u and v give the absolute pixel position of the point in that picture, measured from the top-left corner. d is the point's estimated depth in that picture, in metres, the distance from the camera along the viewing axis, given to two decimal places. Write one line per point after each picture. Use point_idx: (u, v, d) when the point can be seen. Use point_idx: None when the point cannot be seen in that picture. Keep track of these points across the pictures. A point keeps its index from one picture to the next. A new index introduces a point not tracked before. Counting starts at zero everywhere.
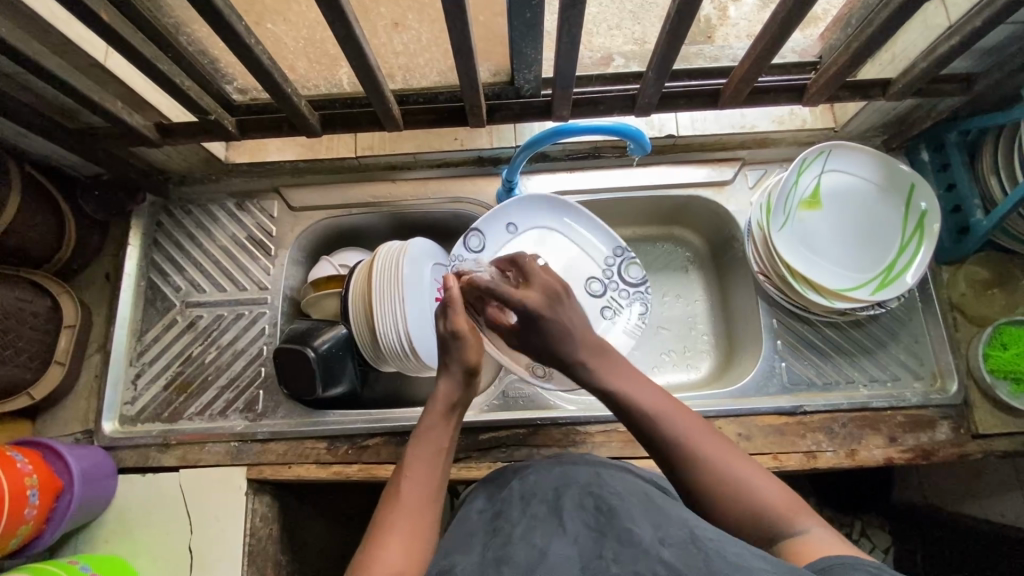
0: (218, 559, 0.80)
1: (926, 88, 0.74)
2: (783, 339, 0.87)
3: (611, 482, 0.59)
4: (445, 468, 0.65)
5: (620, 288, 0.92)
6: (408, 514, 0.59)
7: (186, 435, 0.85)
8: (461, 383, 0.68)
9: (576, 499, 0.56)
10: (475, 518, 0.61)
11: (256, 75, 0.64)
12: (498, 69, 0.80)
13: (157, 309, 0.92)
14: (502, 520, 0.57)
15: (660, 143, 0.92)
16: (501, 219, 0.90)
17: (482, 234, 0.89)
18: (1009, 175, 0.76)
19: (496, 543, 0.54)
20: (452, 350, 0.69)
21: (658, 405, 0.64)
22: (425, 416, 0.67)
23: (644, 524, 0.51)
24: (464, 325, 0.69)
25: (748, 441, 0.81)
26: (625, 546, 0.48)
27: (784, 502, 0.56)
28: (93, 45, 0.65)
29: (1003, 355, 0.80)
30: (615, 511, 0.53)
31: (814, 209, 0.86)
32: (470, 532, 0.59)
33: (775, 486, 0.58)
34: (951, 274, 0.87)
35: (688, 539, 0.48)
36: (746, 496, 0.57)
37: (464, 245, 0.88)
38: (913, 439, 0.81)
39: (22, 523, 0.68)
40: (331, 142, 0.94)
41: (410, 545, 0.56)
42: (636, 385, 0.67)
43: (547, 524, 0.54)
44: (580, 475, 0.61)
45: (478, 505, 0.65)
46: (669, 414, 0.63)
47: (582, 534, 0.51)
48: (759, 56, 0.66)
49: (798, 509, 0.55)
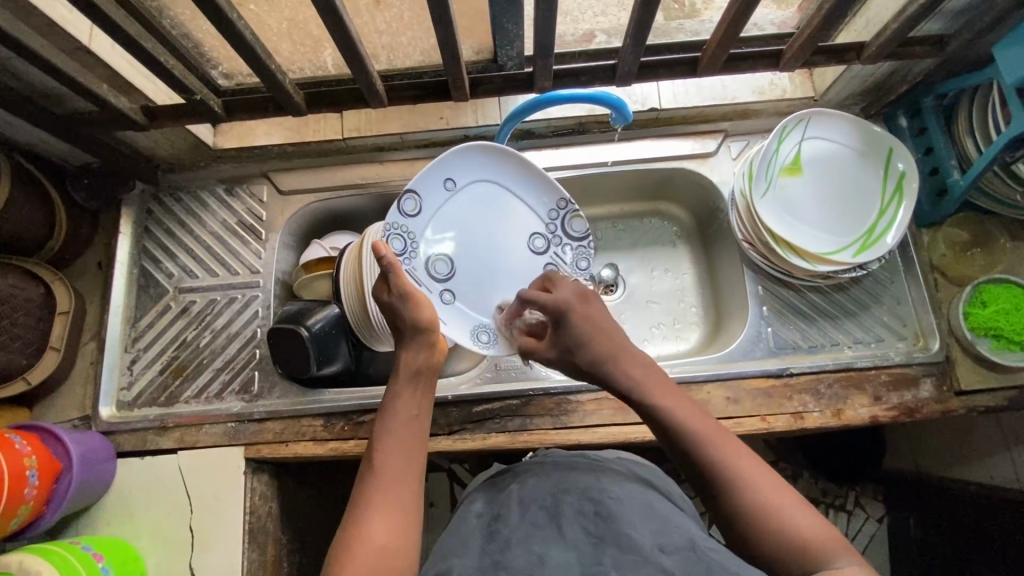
0: (219, 537, 0.81)
1: (898, 51, 0.75)
2: (769, 305, 0.88)
3: (611, 488, 0.60)
4: (421, 434, 0.65)
5: (564, 243, 0.87)
6: (388, 483, 0.59)
7: (183, 417, 0.86)
8: (422, 344, 0.70)
9: (576, 505, 0.57)
10: (473, 520, 0.61)
11: (240, 52, 0.65)
12: (481, 47, 0.81)
13: (150, 296, 0.92)
14: (500, 522, 0.57)
15: (643, 117, 0.93)
16: (438, 175, 0.81)
17: (417, 195, 0.80)
18: (983, 135, 0.78)
19: (494, 547, 0.54)
20: (402, 312, 0.70)
21: (701, 428, 0.60)
22: (396, 382, 0.68)
23: (643, 530, 0.52)
24: (409, 285, 0.70)
25: (736, 404, 0.82)
26: (627, 555, 0.49)
27: (822, 537, 0.51)
28: (77, 28, 0.65)
29: (983, 313, 0.81)
30: (615, 518, 0.53)
31: (795, 175, 0.87)
32: (469, 533, 0.59)
33: (814, 520, 0.53)
34: (931, 236, 0.89)
35: (689, 548, 0.49)
36: (781, 526, 0.52)
37: (397, 210, 0.79)
38: (897, 397, 0.83)
39: (22, 503, 0.69)
40: (318, 125, 0.94)
41: (394, 515, 0.57)
42: (680, 410, 0.62)
43: (545, 532, 0.54)
44: (581, 480, 0.62)
45: (476, 508, 0.64)
46: (710, 442, 0.58)
47: (581, 541, 0.52)
48: (733, 22, 0.68)
49: (839, 545, 0.50)
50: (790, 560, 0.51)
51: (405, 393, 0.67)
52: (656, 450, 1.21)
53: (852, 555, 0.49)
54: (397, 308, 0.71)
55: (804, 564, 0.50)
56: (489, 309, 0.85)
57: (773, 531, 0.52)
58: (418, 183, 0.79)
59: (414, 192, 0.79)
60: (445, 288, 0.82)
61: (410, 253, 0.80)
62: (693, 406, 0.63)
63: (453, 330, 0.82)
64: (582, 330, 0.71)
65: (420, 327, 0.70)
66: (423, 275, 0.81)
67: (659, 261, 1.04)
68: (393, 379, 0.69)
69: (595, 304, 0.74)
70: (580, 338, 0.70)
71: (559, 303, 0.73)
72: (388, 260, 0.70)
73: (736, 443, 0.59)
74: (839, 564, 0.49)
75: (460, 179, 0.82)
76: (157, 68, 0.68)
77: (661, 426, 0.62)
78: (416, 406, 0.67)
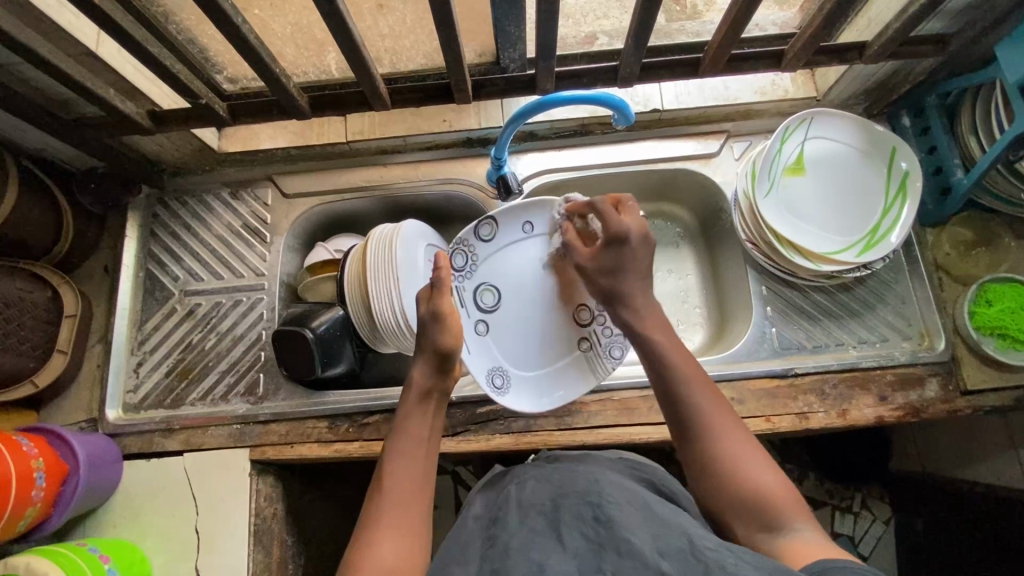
0: (226, 539, 0.81)
1: (900, 50, 0.75)
2: (773, 306, 0.88)
3: (610, 489, 0.58)
4: (429, 458, 0.66)
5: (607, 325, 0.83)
6: (397, 507, 0.60)
7: (188, 420, 0.87)
8: (434, 366, 0.69)
9: (574, 511, 0.56)
10: (472, 527, 0.63)
11: (245, 56, 0.66)
12: (483, 50, 0.82)
13: (156, 299, 0.93)
14: (498, 528, 0.59)
15: (646, 118, 0.93)
16: (518, 217, 0.81)
17: (495, 224, 0.81)
18: (986, 134, 0.78)
19: (494, 554, 0.55)
20: (430, 332, 0.70)
21: (688, 371, 0.64)
22: (404, 405, 0.68)
23: (642, 535, 0.51)
24: (444, 305, 0.70)
25: (741, 405, 0.82)
26: (626, 562, 0.49)
27: (783, 494, 0.56)
28: (84, 33, 0.66)
29: (988, 312, 0.81)
30: (614, 523, 0.53)
31: (798, 175, 0.87)
32: (469, 541, 0.61)
33: (775, 477, 0.57)
34: (935, 236, 0.89)
35: (688, 550, 0.48)
36: (746, 482, 0.57)
37: (474, 232, 0.80)
38: (902, 397, 0.82)
39: (29, 505, 0.69)
40: (323, 128, 0.95)
41: (406, 537, 0.59)
42: (671, 351, 0.66)
43: (546, 537, 0.54)
44: (578, 483, 0.60)
45: (473, 511, 0.67)
46: (693, 384, 0.63)
47: (581, 549, 0.52)
48: (733, 23, 0.68)
49: (797, 508, 0.55)
50: (755, 514, 0.56)
51: (415, 416, 0.67)
52: (663, 452, 1.21)
53: (807, 517, 0.55)
54: (429, 329, 0.70)
55: (767, 519, 0.55)
56: (513, 357, 0.82)
57: (739, 485, 0.57)
58: (502, 216, 0.80)
59: (494, 220, 0.80)
60: (481, 318, 0.80)
61: (468, 271, 0.80)
62: (687, 349, 0.67)
63: (474, 363, 0.77)
64: (631, 257, 0.72)
65: (441, 351, 0.69)
66: (467, 298, 0.80)
67: (663, 262, 1.04)
68: (403, 399, 0.69)
69: (650, 245, 0.73)
70: (621, 265, 0.72)
71: (624, 230, 0.71)
72: (442, 272, 0.72)
73: (714, 392, 0.63)
74: (796, 524, 0.55)
75: (539, 225, 0.82)
76: (162, 71, 0.69)
77: (655, 361, 0.66)
78: (426, 429, 0.67)
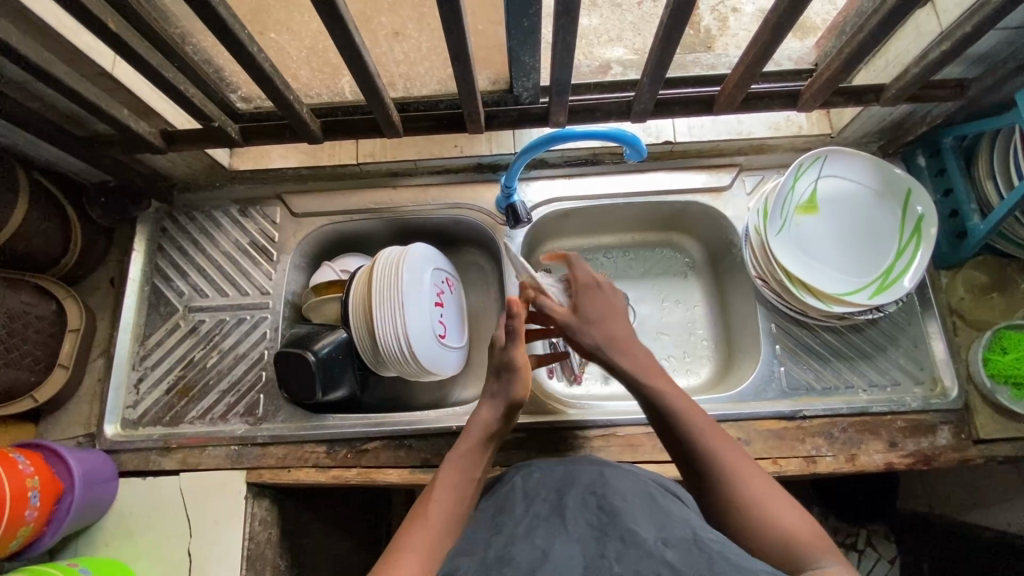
0: (217, 563, 0.80)
1: (918, 93, 0.74)
2: (782, 344, 0.87)
3: (615, 484, 0.60)
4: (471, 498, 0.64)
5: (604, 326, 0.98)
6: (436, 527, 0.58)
7: (187, 438, 0.86)
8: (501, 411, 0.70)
9: (578, 499, 0.57)
10: (478, 518, 0.61)
11: (259, 82, 0.66)
12: (497, 77, 0.82)
13: (160, 314, 0.93)
14: (504, 516, 0.58)
15: (658, 150, 0.93)
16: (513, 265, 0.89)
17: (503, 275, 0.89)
18: (1004, 179, 0.77)
19: (499, 540, 0.53)
20: (503, 378, 0.72)
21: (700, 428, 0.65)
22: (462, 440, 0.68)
23: (646, 525, 0.52)
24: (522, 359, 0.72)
25: (747, 446, 0.81)
26: (630, 548, 0.48)
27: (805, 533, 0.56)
28: (101, 55, 0.67)
29: (1003, 360, 0.79)
30: (618, 514, 0.53)
31: (811, 214, 0.86)
32: (475, 528, 0.59)
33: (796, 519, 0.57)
34: (950, 279, 0.87)
35: (691, 541, 0.49)
36: (774, 526, 0.56)
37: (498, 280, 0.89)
38: (913, 444, 0.81)
39: (22, 525, 0.68)
40: (334, 149, 0.95)
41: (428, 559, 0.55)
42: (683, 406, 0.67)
43: (550, 522, 0.54)
44: (585, 478, 0.61)
45: (482, 506, 0.63)
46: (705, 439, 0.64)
47: (585, 534, 0.52)
48: (752, 63, 0.67)
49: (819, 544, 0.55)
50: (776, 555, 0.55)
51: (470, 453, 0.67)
52: None
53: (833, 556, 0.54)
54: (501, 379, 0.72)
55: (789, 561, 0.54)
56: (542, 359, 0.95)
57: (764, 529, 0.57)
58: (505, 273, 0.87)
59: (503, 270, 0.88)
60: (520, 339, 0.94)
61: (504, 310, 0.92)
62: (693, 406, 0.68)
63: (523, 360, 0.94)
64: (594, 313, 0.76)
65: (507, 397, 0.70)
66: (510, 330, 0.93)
67: (670, 292, 1.03)
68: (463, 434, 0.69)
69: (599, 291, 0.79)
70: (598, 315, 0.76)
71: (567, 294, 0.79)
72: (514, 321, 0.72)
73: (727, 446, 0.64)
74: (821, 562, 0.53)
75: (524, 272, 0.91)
76: (176, 95, 0.69)
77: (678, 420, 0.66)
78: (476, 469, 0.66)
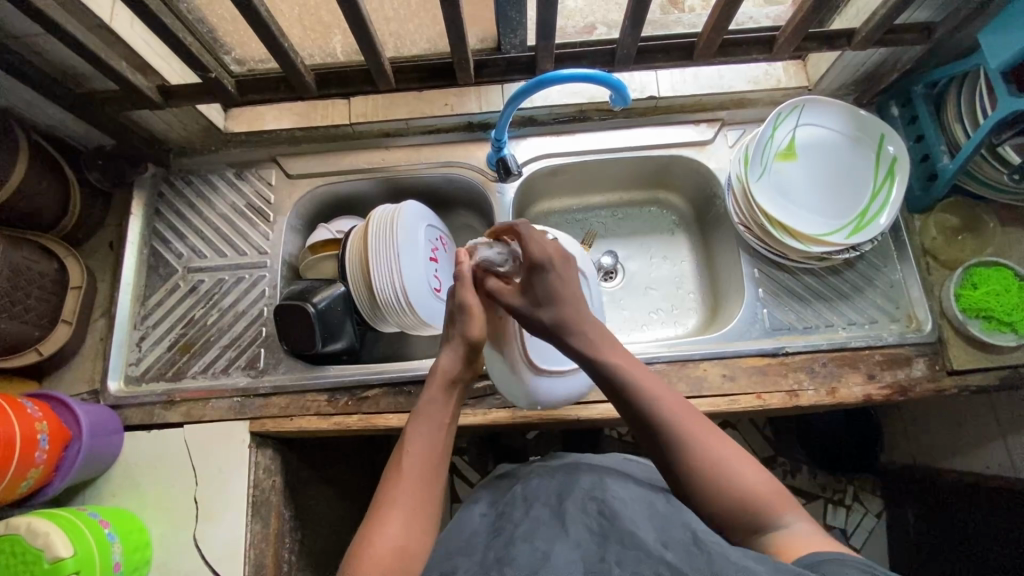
0: (224, 509, 0.82)
1: (886, 37, 0.78)
2: (765, 288, 0.91)
3: (616, 489, 0.61)
4: (449, 444, 0.66)
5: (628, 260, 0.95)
6: (411, 490, 0.60)
7: (189, 392, 0.88)
8: (462, 357, 0.70)
9: (578, 505, 0.58)
10: (475, 521, 0.64)
11: (255, 29, 0.68)
12: (485, 36, 0.85)
13: (160, 275, 0.95)
14: (504, 521, 0.60)
15: (643, 105, 0.96)
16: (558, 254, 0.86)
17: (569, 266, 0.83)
18: (971, 121, 0.80)
19: (499, 543, 0.56)
20: (457, 322, 0.70)
21: (669, 401, 0.61)
22: (431, 388, 0.68)
23: (645, 527, 0.54)
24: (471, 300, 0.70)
25: (732, 381, 0.84)
26: (631, 549, 0.50)
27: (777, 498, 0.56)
28: (99, 6, 0.68)
29: (973, 295, 0.83)
30: (618, 516, 0.55)
31: (789, 160, 0.90)
32: (473, 532, 0.61)
33: (764, 480, 0.57)
34: (923, 222, 0.91)
35: (692, 542, 0.50)
36: (734, 489, 0.56)
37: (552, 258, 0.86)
38: (890, 376, 0.84)
39: (34, 466, 0.70)
40: (327, 110, 0.97)
41: (412, 516, 0.58)
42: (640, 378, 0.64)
43: (549, 527, 0.56)
44: (585, 482, 0.62)
45: (478, 508, 0.66)
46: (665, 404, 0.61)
47: (585, 537, 0.54)
48: (726, 7, 0.71)
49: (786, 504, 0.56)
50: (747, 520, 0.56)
51: (437, 401, 0.68)
52: None
53: (799, 513, 0.56)
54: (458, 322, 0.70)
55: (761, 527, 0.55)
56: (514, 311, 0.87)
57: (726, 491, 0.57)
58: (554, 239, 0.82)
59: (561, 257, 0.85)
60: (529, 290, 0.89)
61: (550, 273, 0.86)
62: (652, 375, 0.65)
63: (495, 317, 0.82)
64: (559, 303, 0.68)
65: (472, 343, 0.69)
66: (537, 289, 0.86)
67: (658, 249, 1.07)
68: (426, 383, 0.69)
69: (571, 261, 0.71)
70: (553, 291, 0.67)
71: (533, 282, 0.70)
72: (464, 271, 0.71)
73: (696, 415, 0.61)
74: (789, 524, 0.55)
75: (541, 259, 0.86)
76: (174, 43, 0.71)
77: (620, 388, 0.64)
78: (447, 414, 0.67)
